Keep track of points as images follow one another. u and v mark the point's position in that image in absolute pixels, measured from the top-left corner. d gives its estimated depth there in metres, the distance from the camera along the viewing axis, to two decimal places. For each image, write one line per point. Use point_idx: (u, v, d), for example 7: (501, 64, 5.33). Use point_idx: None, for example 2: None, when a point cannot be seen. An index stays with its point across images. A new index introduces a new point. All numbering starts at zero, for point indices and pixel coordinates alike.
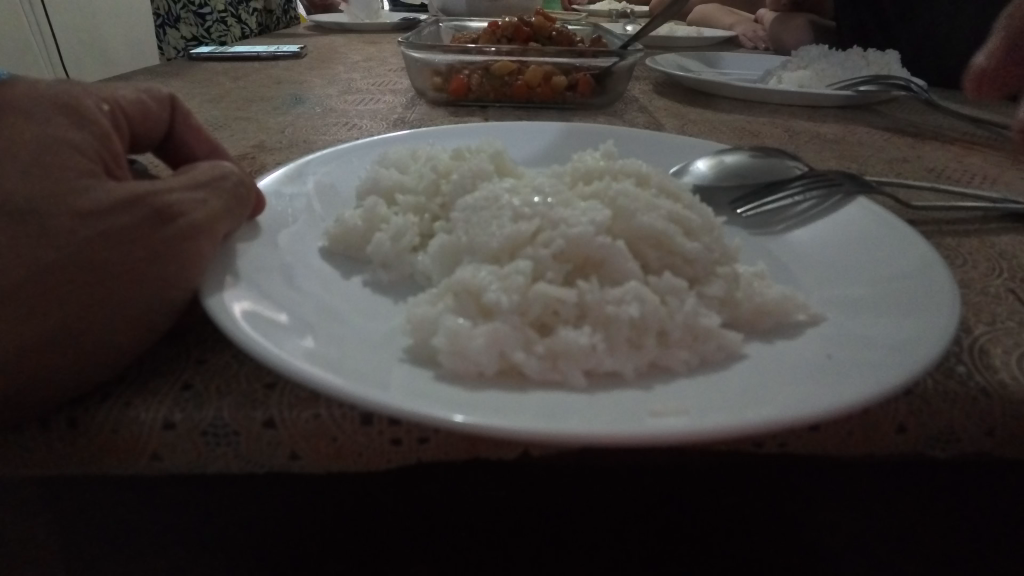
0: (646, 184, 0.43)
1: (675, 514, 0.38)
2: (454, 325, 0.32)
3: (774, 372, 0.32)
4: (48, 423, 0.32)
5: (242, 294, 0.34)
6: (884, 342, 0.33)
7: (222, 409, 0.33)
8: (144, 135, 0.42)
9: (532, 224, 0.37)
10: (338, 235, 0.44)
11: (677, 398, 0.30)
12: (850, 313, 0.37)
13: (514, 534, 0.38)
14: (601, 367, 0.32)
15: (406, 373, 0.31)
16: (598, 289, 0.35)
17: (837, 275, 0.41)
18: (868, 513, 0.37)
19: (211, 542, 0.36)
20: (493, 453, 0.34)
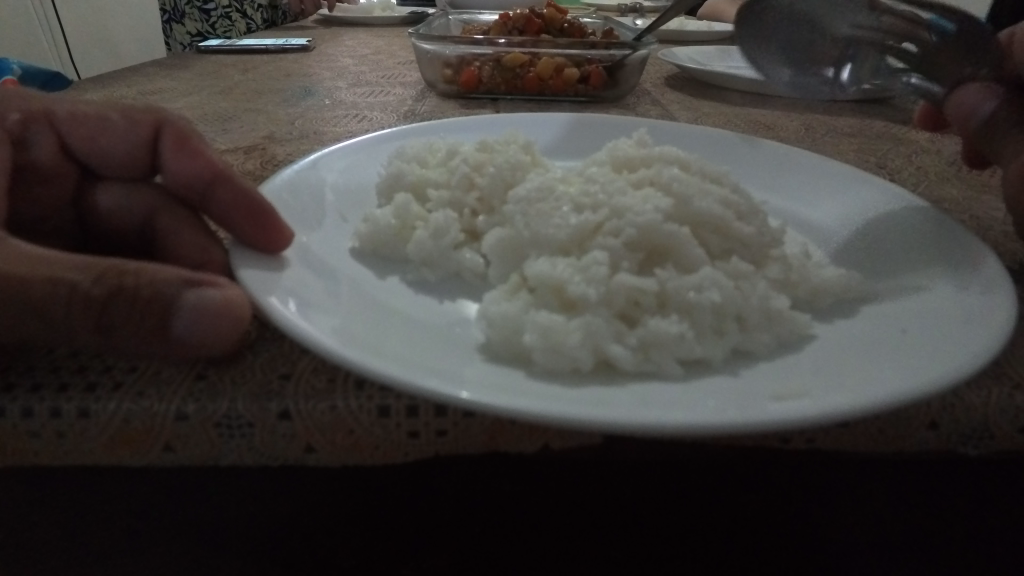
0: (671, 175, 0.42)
1: (696, 514, 0.37)
2: (543, 320, 0.31)
3: (849, 357, 0.32)
4: (59, 412, 0.31)
5: (287, 291, 0.33)
6: (940, 325, 0.32)
7: (237, 399, 0.32)
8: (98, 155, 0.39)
9: (597, 216, 0.37)
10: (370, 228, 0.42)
11: (768, 385, 0.30)
12: (892, 301, 0.36)
13: (534, 531, 0.37)
14: (692, 355, 0.31)
15: (489, 367, 0.31)
16: (676, 276, 0.34)
17: (882, 264, 0.41)
18: (897, 514, 0.36)
19: (223, 534, 0.36)
20: (513, 446, 0.33)
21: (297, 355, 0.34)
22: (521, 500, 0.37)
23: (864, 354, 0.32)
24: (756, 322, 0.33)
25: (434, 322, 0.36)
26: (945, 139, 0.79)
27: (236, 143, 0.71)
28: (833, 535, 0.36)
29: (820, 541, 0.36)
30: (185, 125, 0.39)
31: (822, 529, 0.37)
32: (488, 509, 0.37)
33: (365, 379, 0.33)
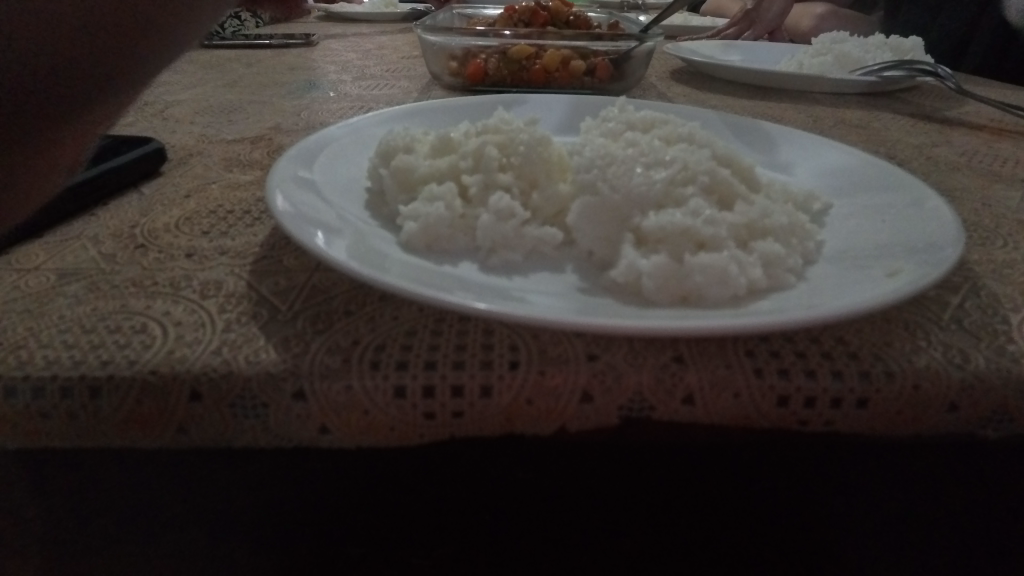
0: (683, 161, 0.41)
1: (710, 499, 0.36)
2: (630, 260, 0.36)
3: (844, 282, 0.36)
4: (71, 391, 0.32)
5: (351, 254, 0.36)
6: (884, 236, 0.42)
7: (250, 379, 0.32)
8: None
9: (668, 174, 0.41)
10: (421, 213, 0.42)
11: (804, 302, 0.34)
12: (852, 237, 0.43)
13: (550, 518, 0.36)
14: (759, 284, 0.36)
15: (564, 301, 0.35)
16: (734, 215, 0.40)
17: (873, 212, 0.46)
18: (916, 499, 0.36)
19: (230, 522, 0.36)
20: (529, 428, 0.33)
21: (309, 336, 0.34)
22: (535, 486, 0.36)
23: (879, 273, 0.36)
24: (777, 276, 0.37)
25: (481, 272, 0.40)
26: (953, 131, 0.79)
27: (243, 134, 0.70)
28: (847, 524, 0.36)
29: (834, 528, 0.36)
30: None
31: (835, 517, 0.36)
32: (500, 493, 0.36)
33: (379, 358, 0.32)
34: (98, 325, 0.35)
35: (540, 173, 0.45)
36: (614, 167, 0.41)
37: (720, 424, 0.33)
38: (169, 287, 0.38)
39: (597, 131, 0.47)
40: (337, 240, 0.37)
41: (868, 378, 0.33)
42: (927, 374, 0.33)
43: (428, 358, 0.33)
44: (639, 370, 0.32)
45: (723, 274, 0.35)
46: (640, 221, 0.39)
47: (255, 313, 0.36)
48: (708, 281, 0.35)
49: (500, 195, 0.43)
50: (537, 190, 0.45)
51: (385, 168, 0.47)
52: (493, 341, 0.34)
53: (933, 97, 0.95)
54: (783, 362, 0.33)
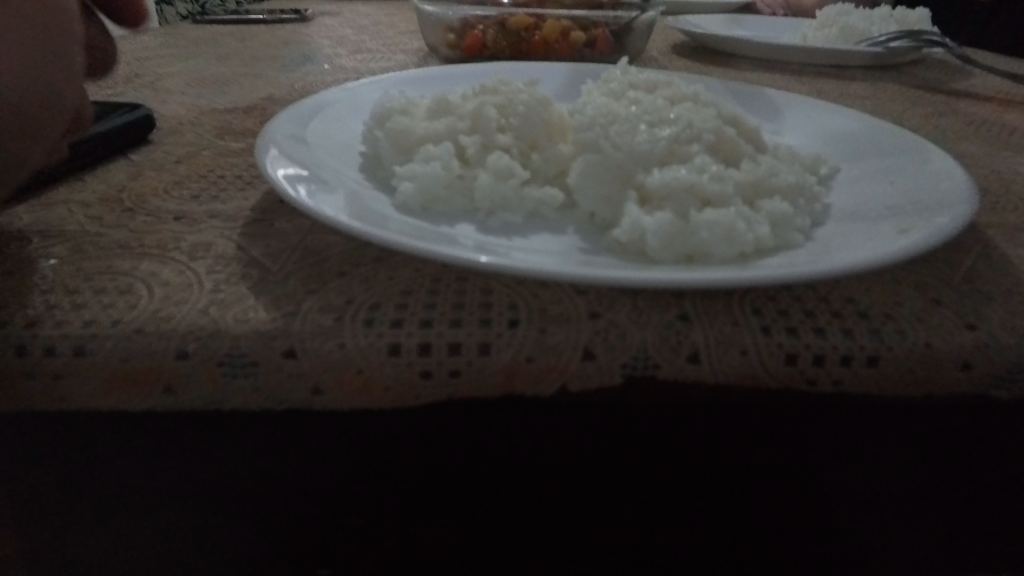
0: (688, 119, 0.40)
1: (715, 462, 0.35)
2: (634, 219, 0.35)
3: (852, 241, 0.35)
4: (55, 350, 0.31)
5: (344, 211, 0.35)
6: (891, 197, 0.41)
7: (239, 337, 0.31)
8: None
9: (671, 133, 0.39)
10: (417, 175, 0.40)
11: (812, 259, 0.33)
12: (862, 199, 0.42)
13: (551, 482, 0.35)
14: (766, 242, 0.35)
15: (565, 259, 0.34)
16: (742, 173, 0.39)
17: (880, 174, 0.44)
18: (925, 463, 0.35)
19: (223, 490, 0.35)
20: (529, 389, 0.31)
21: (300, 295, 0.33)
22: (535, 450, 0.35)
23: (890, 231, 0.35)
24: (784, 235, 0.36)
25: (478, 233, 0.38)
26: (961, 101, 0.77)
27: (234, 104, 0.69)
28: (854, 487, 0.35)
29: (841, 490, 0.35)
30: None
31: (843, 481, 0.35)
32: (499, 458, 0.36)
33: (373, 316, 0.31)
34: (83, 285, 0.34)
35: (539, 134, 0.44)
36: (617, 125, 0.40)
37: (726, 384, 0.32)
38: (158, 249, 0.37)
39: (599, 91, 0.46)
40: (331, 198, 0.36)
41: (879, 337, 0.32)
42: (938, 331, 0.32)
43: (424, 317, 0.32)
44: (642, 328, 0.31)
45: (728, 230, 0.34)
46: (643, 180, 0.38)
47: (246, 273, 0.35)
48: (715, 237, 0.34)
49: (498, 155, 0.42)
50: (536, 151, 0.44)
51: (380, 130, 0.45)
52: (490, 299, 0.33)
53: (940, 70, 0.93)
54: (791, 321, 0.32)
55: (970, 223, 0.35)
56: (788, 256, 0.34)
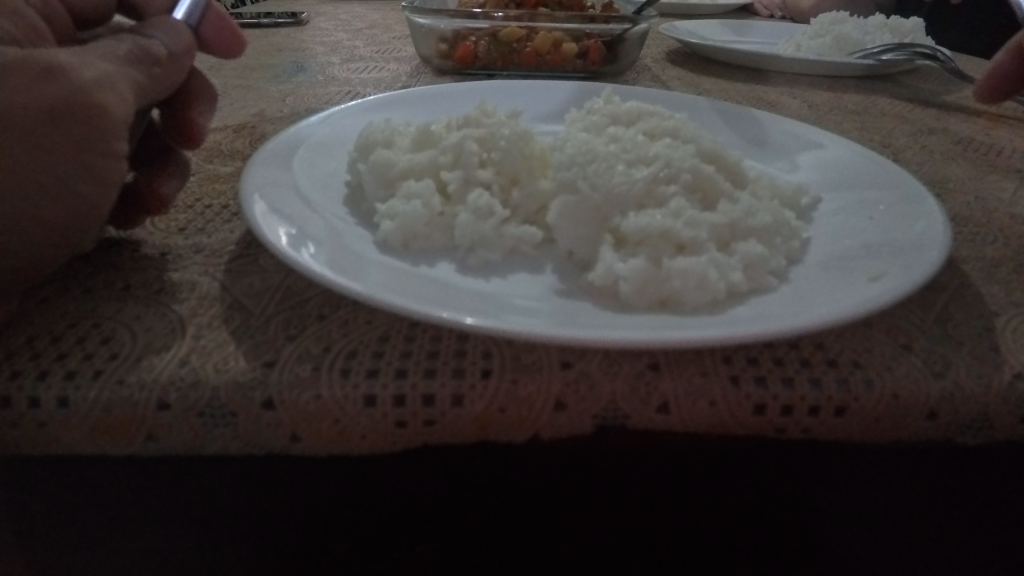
0: (666, 158, 0.41)
1: (689, 500, 0.36)
2: (609, 265, 0.35)
3: (824, 286, 0.36)
4: (39, 400, 0.31)
5: (322, 256, 0.35)
6: (867, 235, 0.41)
7: (219, 387, 0.31)
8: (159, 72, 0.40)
9: (649, 173, 0.40)
10: (398, 214, 0.41)
11: (782, 307, 0.34)
12: (839, 235, 0.42)
13: (527, 519, 0.36)
14: (739, 288, 0.35)
15: (540, 305, 0.35)
16: (718, 214, 0.39)
17: (858, 209, 0.45)
18: (894, 503, 0.35)
19: (206, 528, 0.35)
20: (502, 436, 0.32)
21: (279, 343, 0.33)
22: (512, 487, 0.36)
23: (861, 277, 0.36)
24: (758, 280, 0.36)
25: (457, 272, 0.39)
26: (951, 117, 0.77)
27: (225, 122, 0.69)
28: (824, 525, 0.36)
29: (812, 529, 0.36)
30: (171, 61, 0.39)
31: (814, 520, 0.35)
32: (476, 495, 0.36)
33: (350, 366, 0.32)
34: (67, 332, 0.34)
35: (520, 170, 0.44)
36: (595, 166, 0.40)
37: (695, 432, 0.32)
38: (141, 289, 0.38)
39: (581, 124, 0.46)
40: (311, 241, 0.36)
41: (846, 386, 0.32)
42: (904, 378, 0.33)
43: (399, 366, 0.32)
44: (614, 378, 0.32)
45: (701, 278, 0.34)
46: (620, 222, 0.39)
47: (227, 317, 0.35)
48: (688, 286, 0.34)
49: (478, 193, 0.42)
50: (517, 187, 0.44)
51: (362, 164, 0.46)
52: (466, 347, 0.33)
53: (933, 80, 0.93)
54: (760, 370, 0.33)
55: (940, 269, 0.35)
56: (760, 303, 0.35)
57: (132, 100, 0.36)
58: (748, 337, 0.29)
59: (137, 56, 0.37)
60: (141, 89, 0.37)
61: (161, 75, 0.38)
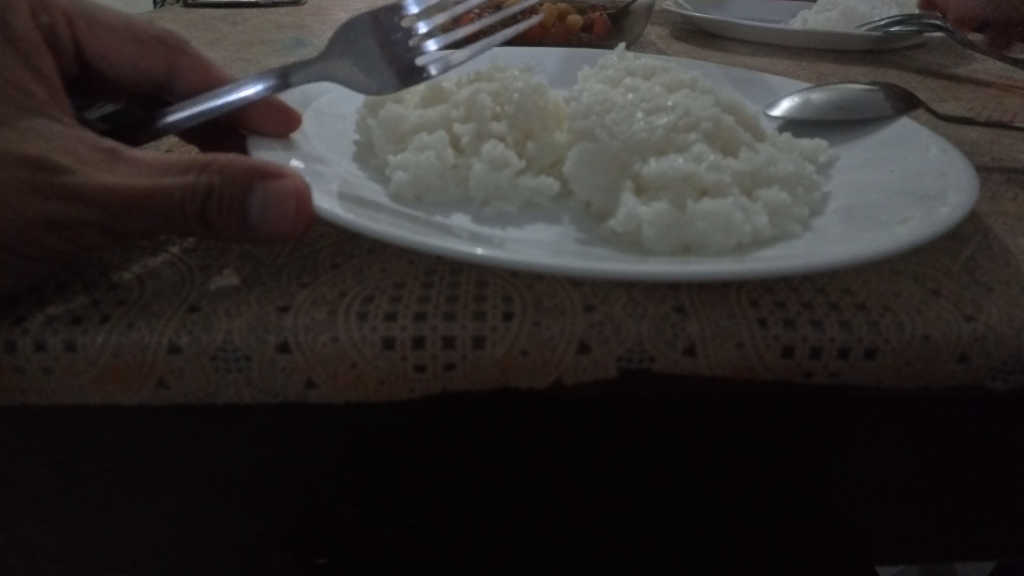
0: (685, 106, 0.40)
1: (713, 450, 0.35)
2: (630, 209, 0.35)
3: (843, 231, 0.35)
4: (45, 345, 0.30)
5: (330, 200, 0.34)
6: (890, 185, 0.40)
7: (232, 331, 0.30)
8: (226, 174, 0.31)
9: (670, 121, 0.39)
10: (411, 165, 0.40)
11: (804, 249, 0.33)
12: (860, 187, 0.41)
13: (540, 474, 0.36)
14: (764, 232, 0.34)
15: (558, 247, 0.34)
16: (741, 163, 0.38)
17: (879, 162, 0.44)
18: (921, 455, 0.35)
19: (218, 482, 0.35)
20: (524, 381, 0.31)
21: (292, 290, 0.32)
22: (528, 443, 0.35)
23: (887, 220, 0.35)
24: (783, 225, 0.35)
25: (470, 223, 0.38)
26: (962, 86, 0.77)
27: None
28: (847, 481, 0.35)
29: (834, 486, 0.35)
30: (215, 201, 0.31)
31: (835, 471, 0.35)
32: (492, 448, 0.35)
33: (367, 310, 0.31)
34: (73, 281, 0.33)
35: (534, 122, 0.43)
36: (614, 116, 0.39)
37: (722, 377, 0.32)
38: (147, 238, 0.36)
39: (597, 79, 0.45)
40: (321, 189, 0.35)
41: (876, 328, 0.32)
42: (932, 323, 0.32)
43: (418, 310, 0.31)
44: (638, 322, 0.31)
45: (727, 220, 0.33)
46: (639, 169, 0.38)
47: (239, 265, 0.34)
48: (714, 227, 0.33)
49: (492, 144, 0.41)
50: (532, 140, 0.43)
51: (372, 118, 0.45)
52: (486, 291, 0.32)
53: (943, 55, 0.92)
54: (787, 313, 0.32)
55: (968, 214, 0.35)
56: (786, 246, 0.34)
57: (176, 205, 0.31)
58: (780, 271, 0.28)
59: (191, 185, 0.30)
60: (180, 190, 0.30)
61: (211, 205, 0.31)
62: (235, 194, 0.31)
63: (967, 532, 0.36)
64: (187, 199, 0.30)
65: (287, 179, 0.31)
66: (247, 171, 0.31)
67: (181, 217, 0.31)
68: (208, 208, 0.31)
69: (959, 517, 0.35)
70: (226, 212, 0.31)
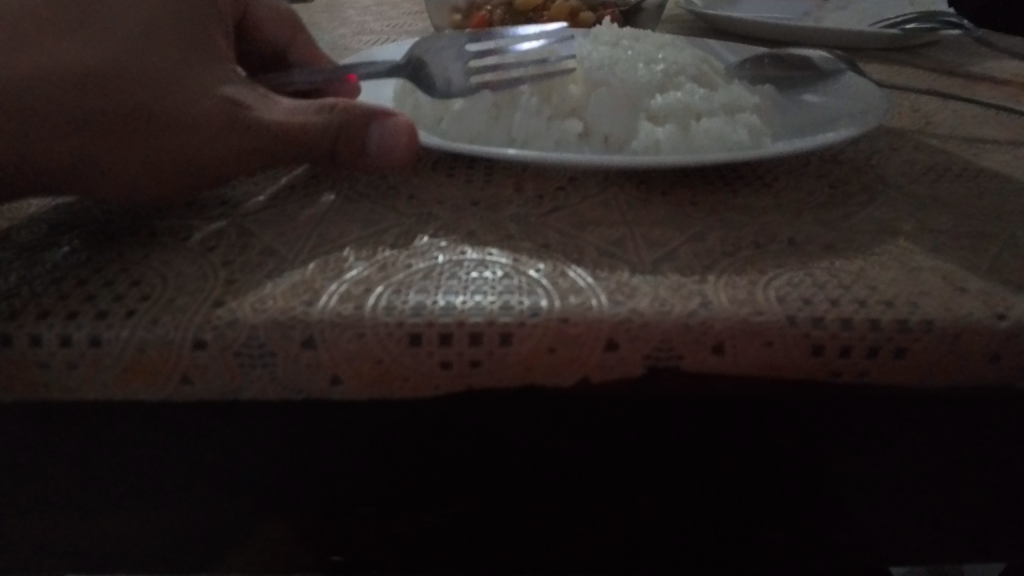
0: (672, 70, 0.52)
1: (733, 449, 0.35)
2: None
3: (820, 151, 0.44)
4: (69, 340, 0.30)
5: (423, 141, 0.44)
6: (839, 124, 0.52)
7: (257, 326, 0.30)
8: (352, 120, 0.39)
9: None
10: (464, 114, 0.51)
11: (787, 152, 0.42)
12: (814, 125, 0.53)
13: (561, 473, 0.36)
14: None
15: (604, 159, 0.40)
16: None
17: (823, 97, 0.57)
18: (938, 453, 0.35)
19: (241, 478, 0.35)
20: (550, 379, 0.31)
21: (399, 212, 0.40)
22: (549, 442, 0.35)
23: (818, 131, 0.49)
24: None
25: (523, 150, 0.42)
26: (977, 85, 0.76)
27: None
28: (861, 477, 0.36)
29: (848, 483, 0.36)
30: (343, 138, 0.38)
31: (851, 469, 0.35)
32: (513, 448, 0.35)
33: (393, 305, 0.31)
34: (95, 276, 0.33)
35: (553, 80, 0.52)
36: (621, 66, 0.52)
37: (748, 374, 0.32)
38: (166, 234, 0.36)
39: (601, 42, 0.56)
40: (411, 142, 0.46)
41: (907, 327, 0.31)
42: (843, 173, 0.47)
43: (500, 218, 0.40)
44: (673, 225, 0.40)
45: None
46: (645, 107, 0.50)
47: (262, 261, 0.34)
48: (710, 140, 0.48)
49: (527, 95, 0.51)
50: (552, 96, 0.52)
51: (413, 94, 0.54)
52: (512, 287, 0.32)
53: (954, 52, 0.92)
54: (788, 215, 0.41)
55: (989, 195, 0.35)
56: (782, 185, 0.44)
57: (290, 143, 0.37)
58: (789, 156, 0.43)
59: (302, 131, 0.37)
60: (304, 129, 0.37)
61: (339, 145, 0.39)
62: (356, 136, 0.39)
63: (980, 527, 0.36)
64: (326, 133, 0.38)
65: (397, 118, 0.40)
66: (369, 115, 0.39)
67: (321, 150, 0.38)
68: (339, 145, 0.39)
69: (972, 512, 0.36)
70: (348, 147, 0.39)
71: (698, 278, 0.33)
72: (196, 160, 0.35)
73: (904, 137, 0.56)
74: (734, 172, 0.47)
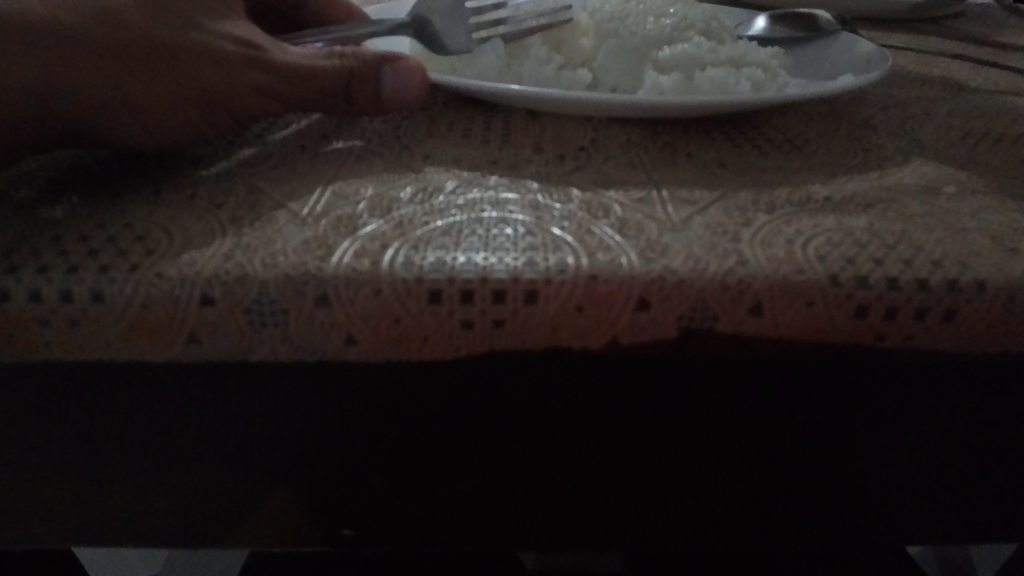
0: (682, 14, 0.53)
1: (763, 419, 0.33)
2: None
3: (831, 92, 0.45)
4: (71, 295, 0.28)
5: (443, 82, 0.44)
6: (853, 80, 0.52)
7: (267, 282, 0.28)
8: (363, 64, 0.39)
9: None
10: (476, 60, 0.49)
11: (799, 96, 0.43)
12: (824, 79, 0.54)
13: (583, 442, 0.34)
14: None
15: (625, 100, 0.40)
16: None
17: (833, 58, 0.57)
18: (979, 423, 0.33)
19: (248, 445, 0.33)
20: (576, 342, 0.30)
21: (391, 158, 0.40)
22: (572, 410, 0.33)
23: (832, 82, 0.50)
24: None
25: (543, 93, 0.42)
26: (1006, 52, 0.74)
27: None
28: (896, 447, 0.34)
29: (882, 455, 0.34)
30: (356, 82, 0.38)
31: (885, 440, 0.34)
32: (535, 418, 0.33)
33: (412, 260, 0.29)
34: (97, 231, 0.31)
35: (564, 31, 0.51)
36: (629, 19, 0.52)
37: (785, 337, 0.30)
38: (171, 190, 0.35)
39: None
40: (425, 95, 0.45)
41: (956, 288, 0.29)
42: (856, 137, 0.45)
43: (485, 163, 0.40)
44: (662, 171, 0.40)
45: None
46: (655, 56, 0.49)
47: (273, 218, 0.33)
48: (714, 89, 0.47)
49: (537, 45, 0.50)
50: (563, 47, 0.51)
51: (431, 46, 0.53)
52: (537, 245, 0.31)
53: (981, 20, 0.89)
54: (778, 163, 0.41)
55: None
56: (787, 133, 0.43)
57: (298, 82, 0.37)
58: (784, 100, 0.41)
59: (311, 72, 0.37)
60: (311, 72, 0.37)
61: (352, 87, 0.39)
62: (369, 80, 0.39)
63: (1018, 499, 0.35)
64: (339, 77, 0.38)
65: (407, 60, 0.40)
66: (381, 60, 0.39)
67: (333, 93, 0.38)
68: (351, 92, 0.39)
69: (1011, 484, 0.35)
70: (363, 91, 0.39)
71: (733, 237, 0.31)
72: (224, 93, 0.36)
73: (937, 100, 0.54)
74: (747, 120, 0.46)
